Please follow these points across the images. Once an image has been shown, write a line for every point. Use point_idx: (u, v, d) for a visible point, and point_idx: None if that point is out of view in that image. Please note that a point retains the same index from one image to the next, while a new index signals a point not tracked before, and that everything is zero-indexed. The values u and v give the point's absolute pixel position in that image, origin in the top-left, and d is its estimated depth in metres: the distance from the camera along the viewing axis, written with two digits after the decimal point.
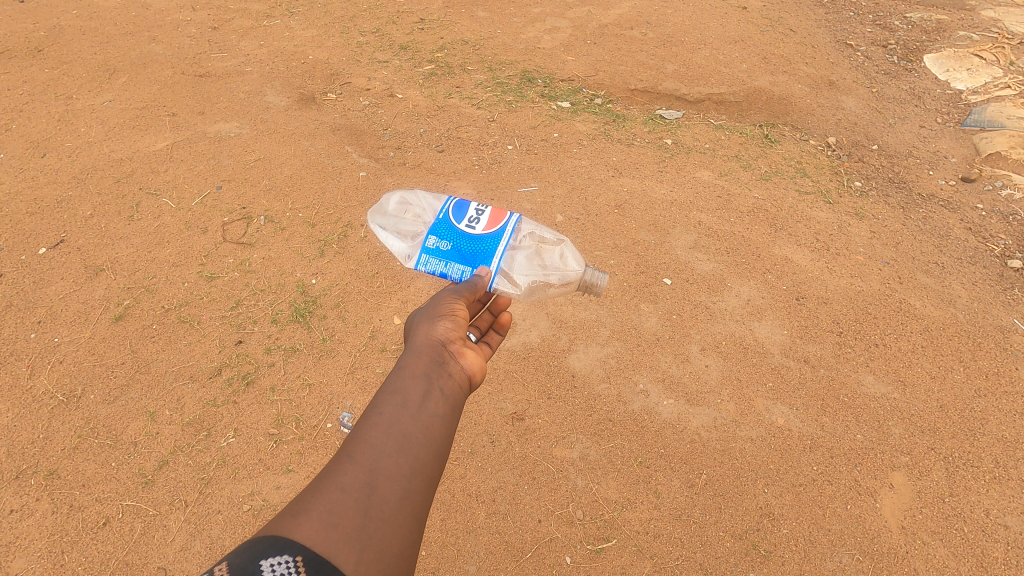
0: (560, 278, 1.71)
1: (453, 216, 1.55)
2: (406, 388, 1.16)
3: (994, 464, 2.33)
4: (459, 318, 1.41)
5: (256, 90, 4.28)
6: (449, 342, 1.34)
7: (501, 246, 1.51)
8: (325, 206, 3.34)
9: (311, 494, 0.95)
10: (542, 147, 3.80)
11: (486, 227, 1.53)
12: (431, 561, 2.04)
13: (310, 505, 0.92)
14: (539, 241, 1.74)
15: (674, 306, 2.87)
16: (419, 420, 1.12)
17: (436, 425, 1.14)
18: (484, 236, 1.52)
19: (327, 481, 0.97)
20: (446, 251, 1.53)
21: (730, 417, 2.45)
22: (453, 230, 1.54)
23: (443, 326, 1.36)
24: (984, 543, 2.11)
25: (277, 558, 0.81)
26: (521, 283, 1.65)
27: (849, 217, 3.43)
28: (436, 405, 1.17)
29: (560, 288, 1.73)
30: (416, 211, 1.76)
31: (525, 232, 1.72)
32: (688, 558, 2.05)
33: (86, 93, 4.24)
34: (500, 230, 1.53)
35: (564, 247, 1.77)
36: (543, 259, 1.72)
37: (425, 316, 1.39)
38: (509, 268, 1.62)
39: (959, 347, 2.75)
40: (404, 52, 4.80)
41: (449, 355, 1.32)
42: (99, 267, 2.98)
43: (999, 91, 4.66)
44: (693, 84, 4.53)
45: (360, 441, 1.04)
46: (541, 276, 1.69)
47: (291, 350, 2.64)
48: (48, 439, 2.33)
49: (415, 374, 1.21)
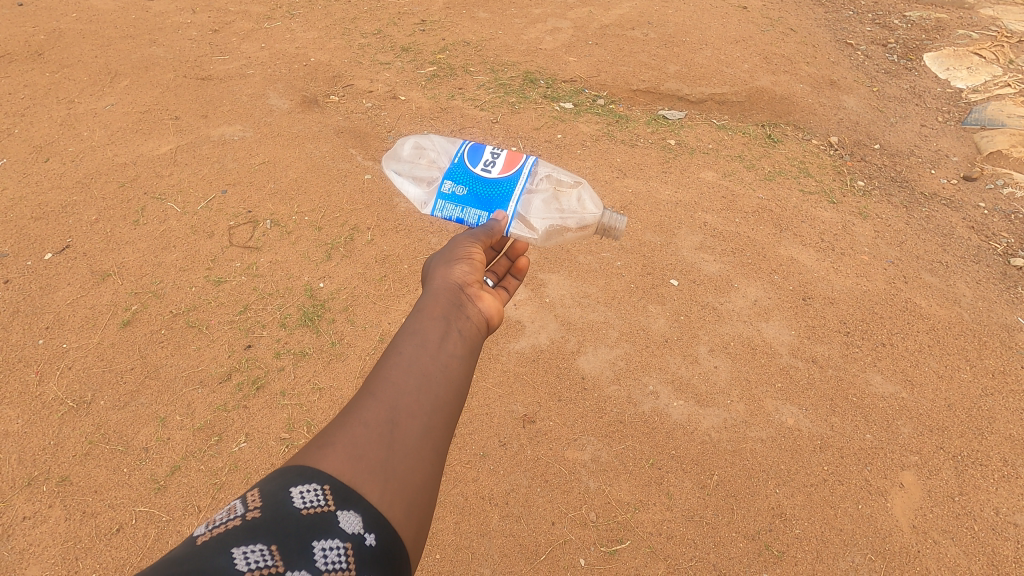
0: (577, 222, 1.80)
1: (468, 160, 1.61)
2: (424, 330, 1.14)
3: (1002, 462, 2.35)
4: (475, 261, 1.38)
5: (259, 93, 4.27)
6: (467, 285, 1.31)
7: (516, 190, 1.58)
8: (330, 209, 3.34)
9: (335, 428, 0.96)
10: (546, 148, 3.81)
11: (501, 170, 1.59)
12: (445, 564, 2.05)
13: (334, 439, 0.93)
14: (556, 184, 1.81)
15: (681, 307, 2.89)
16: (439, 360, 1.11)
17: (456, 366, 1.12)
18: (499, 180, 1.59)
19: (350, 417, 0.97)
20: (462, 196, 1.59)
21: (740, 418, 2.46)
22: (468, 173, 1.60)
23: (459, 269, 1.34)
24: (994, 542, 2.13)
25: (305, 487, 0.83)
26: (539, 227, 1.74)
27: (853, 217, 3.44)
28: (455, 347, 1.15)
29: (578, 232, 1.82)
30: (431, 156, 1.85)
31: (542, 175, 1.79)
32: (702, 558, 2.07)
33: (88, 97, 4.23)
34: (516, 173, 1.59)
35: (581, 190, 1.84)
36: (560, 204, 1.80)
37: (441, 260, 1.37)
38: (526, 213, 1.72)
39: (965, 345, 2.77)
40: (406, 53, 4.79)
41: (467, 298, 1.28)
42: (105, 272, 2.98)
43: (999, 90, 4.68)
44: (695, 83, 4.54)
45: (381, 380, 1.04)
46: (559, 220, 1.77)
47: (300, 355, 2.64)
48: (58, 445, 2.33)
49: (433, 316, 1.18)
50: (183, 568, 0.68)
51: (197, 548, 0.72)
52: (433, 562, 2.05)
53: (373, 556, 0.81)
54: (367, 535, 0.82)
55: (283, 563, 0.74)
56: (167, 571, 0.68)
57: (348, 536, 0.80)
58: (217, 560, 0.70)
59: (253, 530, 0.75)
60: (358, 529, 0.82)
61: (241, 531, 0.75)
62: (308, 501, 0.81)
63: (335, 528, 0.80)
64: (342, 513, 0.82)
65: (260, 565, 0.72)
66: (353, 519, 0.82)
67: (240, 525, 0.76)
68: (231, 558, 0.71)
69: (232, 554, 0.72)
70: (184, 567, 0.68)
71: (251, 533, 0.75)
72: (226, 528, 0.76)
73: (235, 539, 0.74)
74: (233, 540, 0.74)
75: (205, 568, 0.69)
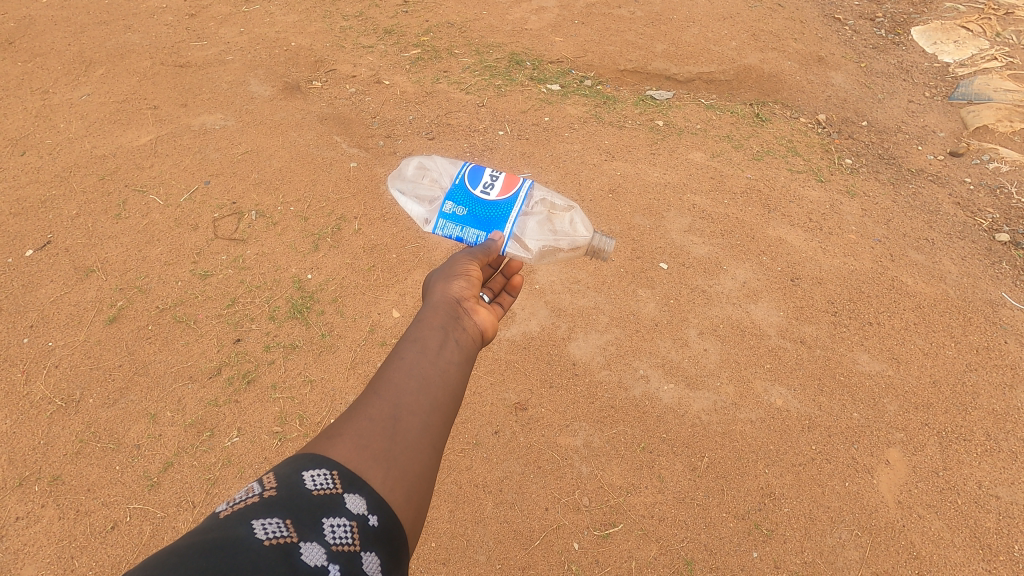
0: (569, 243, 1.79)
1: (469, 182, 1.59)
2: (425, 337, 1.16)
3: (985, 437, 2.40)
4: (473, 277, 1.40)
5: (240, 80, 4.18)
6: (464, 299, 1.33)
7: (514, 212, 1.55)
8: (316, 198, 3.29)
9: (341, 422, 0.97)
10: (534, 131, 3.76)
11: (500, 192, 1.57)
12: (441, 551, 2.07)
13: (342, 430, 0.95)
14: (550, 207, 1.80)
15: (671, 290, 2.89)
16: (438, 365, 1.12)
17: (453, 371, 1.14)
18: (498, 202, 1.56)
19: (356, 411, 0.99)
20: (462, 217, 1.58)
21: (729, 400, 2.49)
22: (469, 196, 1.59)
23: (457, 284, 1.35)
24: (977, 514, 2.18)
25: (316, 471, 0.85)
26: (532, 247, 1.71)
27: (840, 195, 3.45)
28: (452, 353, 1.17)
29: (571, 252, 1.81)
30: (433, 176, 1.83)
31: (537, 198, 1.77)
32: (693, 539, 2.11)
33: (63, 87, 4.12)
34: (514, 195, 1.56)
35: (575, 213, 1.84)
36: (554, 225, 1.79)
37: (441, 275, 1.38)
38: (522, 233, 1.69)
39: (950, 322, 2.81)
40: (389, 36, 4.70)
41: (463, 311, 1.30)
42: (89, 268, 2.93)
43: (986, 63, 4.68)
44: (683, 62, 4.48)
45: (384, 380, 1.05)
46: (553, 241, 1.76)
47: (290, 347, 2.63)
48: (49, 445, 2.31)
49: (432, 326, 1.20)
50: (208, 537, 0.71)
51: (218, 521, 0.75)
52: (429, 551, 2.07)
53: (376, 537, 0.83)
54: (371, 516, 0.84)
55: (296, 535, 0.76)
56: (192, 539, 0.70)
57: (354, 515, 0.83)
58: (236, 530, 0.73)
59: (269, 506, 0.78)
60: (363, 510, 0.84)
61: (259, 507, 0.77)
62: (318, 483, 0.83)
63: (342, 508, 0.82)
64: (349, 495, 0.84)
65: (277, 535, 0.75)
66: (359, 500, 0.85)
67: (257, 502, 0.78)
68: (250, 528, 0.74)
69: (251, 525, 0.74)
70: (207, 535, 0.71)
71: (268, 509, 0.77)
72: (245, 504, 0.78)
73: (253, 513, 0.76)
74: (251, 515, 0.76)
75: (225, 537, 0.71)
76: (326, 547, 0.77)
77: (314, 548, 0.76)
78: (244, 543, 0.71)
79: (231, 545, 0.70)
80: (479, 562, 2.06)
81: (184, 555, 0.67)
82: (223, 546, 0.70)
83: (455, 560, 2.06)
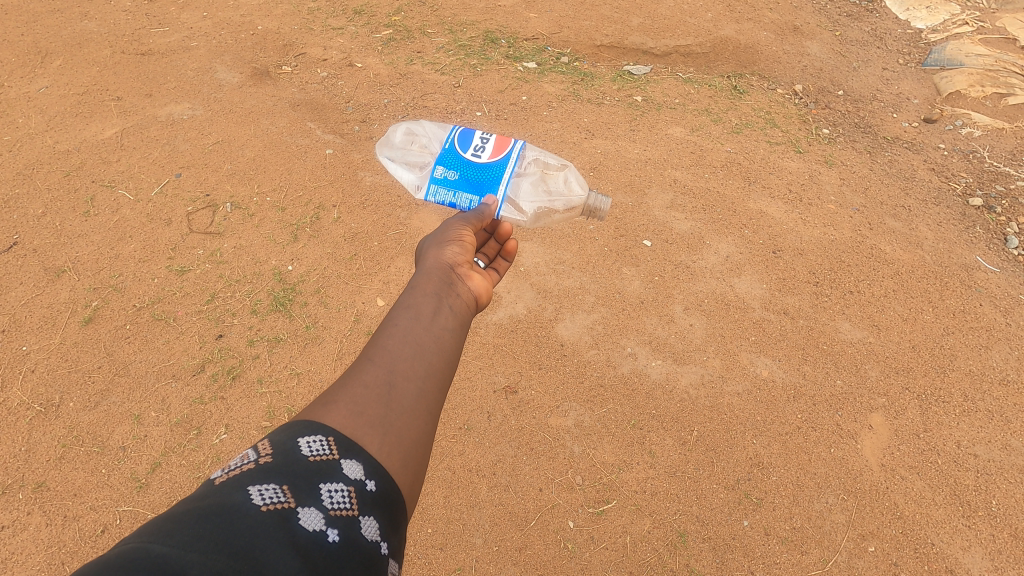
0: (564, 204, 1.76)
1: (459, 145, 1.56)
2: (418, 304, 1.14)
3: (963, 398, 2.47)
4: (466, 243, 1.38)
5: (205, 67, 4.03)
6: (457, 265, 1.31)
7: (506, 173, 1.52)
8: (293, 187, 3.22)
9: (336, 389, 0.96)
10: (511, 111, 3.71)
11: (492, 154, 1.53)
12: (439, 536, 2.08)
13: (336, 397, 0.93)
14: (543, 167, 1.78)
15: (656, 267, 2.90)
16: (432, 331, 1.11)
17: (448, 338, 1.12)
18: (490, 164, 1.53)
19: (350, 378, 0.98)
20: (454, 181, 1.54)
21: (716, 373, 2.52)
22: (459, 159, 1.55)
23: (450, 250, 1.33)
24: (957, 473, 2.25)
25: (312, 438, 0.83)
26: (527, 209, 1.72)
27: (819, 165, 3.48)
28: (447, 320, 1.15)
29: (565, 214, 1.78)
30: (422, 142, 1.80)
31: (530, 158, 1.76)
32: (685, 510, 2.14)
33: (18, 80, 3.94)
34: (506, 156, 1.53)
35: (569, 172, 1.80)
36: (548, 186, 1.77)
37: (434, 242, 1.37)
38: (516, 196, 1.70)
39: (928, 287, 2.86)
40: (359, 17, 4.56)
41: (457, 277, 1.28)
42: (60, 268, 2.84)
43: (958, 28, 4.72)
44: (659, 36, 4.42)
45: (379, 347, 1.04)
46: (547, 202, 1.74)
47: (275, 340, 2.59)
48: (30, 451, 2.26)
49: (426, 293, 1.18)
50: (204, 503, 0.70)
51: (213, 488, 0.73)
52: (426, 536, 2.08)
53: (374, 501, 0.82)
54: (370, 481, 0.83)
55: (294, 500, 0.75)
56: (188, 506, 0.69)
57: (352, 481, 0.81)
58: (233, 497, 0.71)
59: (266, 472, 0.76)
60: (361, 475, 0.83)
61: (255, 473, 0.76)
62: (315, 449, 0.82)
63: (339, 473, 0.81)
64: (345, 461, 0.83)
65: (274, 501, 0.73)
66: (357, 466, 0.83)
67: (254, 468, 0.77)
68: (247, 495, 0.73)
69: (247, 491, 0.73)
70: (203, 502, 0.70)
71: (264, 475, 0.76)
72: (241, 471, 0.76)
73: (249, 480, 0.75)
74: (248, 481, 0.75)
75: (222, 503, 0.70)
76: (325, 512, 0.76)
77: (312, 513, 0.75)
78: (241, 509, 0.70)
79: (227, 513, 0.69)
80: (475, 546, 2.07)
81: (180, 521, 0.66)
82: (220, 512, 0.69)
83: (452, 544, 2.07)
